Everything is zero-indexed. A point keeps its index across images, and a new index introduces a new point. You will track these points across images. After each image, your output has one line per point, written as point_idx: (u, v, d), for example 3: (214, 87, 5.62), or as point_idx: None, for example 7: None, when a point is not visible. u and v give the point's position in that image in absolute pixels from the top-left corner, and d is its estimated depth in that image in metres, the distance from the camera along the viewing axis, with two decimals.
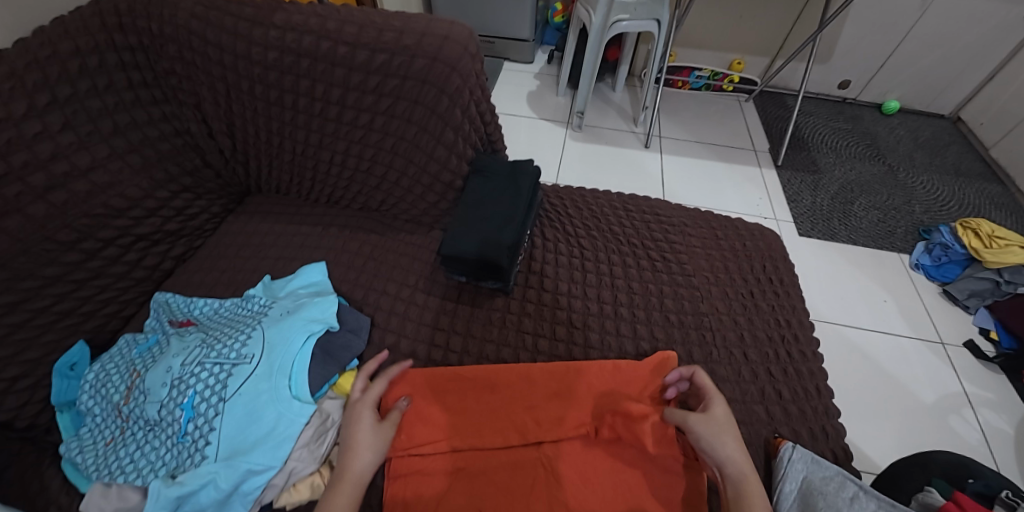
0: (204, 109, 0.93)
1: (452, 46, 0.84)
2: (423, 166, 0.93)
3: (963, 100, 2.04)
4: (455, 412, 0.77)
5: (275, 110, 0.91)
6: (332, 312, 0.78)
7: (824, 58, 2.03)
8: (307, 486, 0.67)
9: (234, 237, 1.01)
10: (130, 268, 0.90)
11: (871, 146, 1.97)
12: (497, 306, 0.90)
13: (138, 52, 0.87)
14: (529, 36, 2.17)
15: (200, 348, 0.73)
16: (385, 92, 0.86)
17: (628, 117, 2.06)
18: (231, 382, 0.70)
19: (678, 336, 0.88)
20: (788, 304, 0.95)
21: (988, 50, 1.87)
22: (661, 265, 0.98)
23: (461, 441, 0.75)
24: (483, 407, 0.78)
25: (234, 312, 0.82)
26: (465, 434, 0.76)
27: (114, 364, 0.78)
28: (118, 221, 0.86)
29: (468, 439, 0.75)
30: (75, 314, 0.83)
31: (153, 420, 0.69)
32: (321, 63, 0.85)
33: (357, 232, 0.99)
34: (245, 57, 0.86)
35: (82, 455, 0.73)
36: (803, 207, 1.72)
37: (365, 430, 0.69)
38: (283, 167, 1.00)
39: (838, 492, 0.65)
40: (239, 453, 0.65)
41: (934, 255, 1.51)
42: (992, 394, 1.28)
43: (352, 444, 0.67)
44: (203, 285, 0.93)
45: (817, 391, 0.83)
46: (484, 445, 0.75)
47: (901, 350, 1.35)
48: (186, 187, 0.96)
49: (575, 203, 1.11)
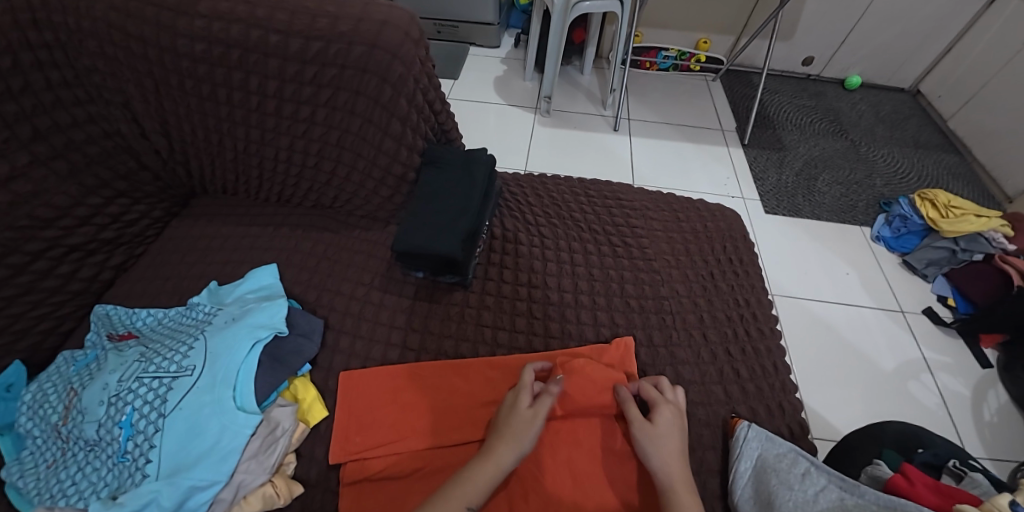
0: (134, 107, 0.88)
1: (391, 31, 0.80)
2: (372, 159, 0.89)
3: (921, 73, 2.08)
4: (432, 410, 0.76)
5: (210, 105, 0.87)
6: (280, 317, 0.76)
7: (787, 35, 2.03)
8: (258, 498, 0.64)
9: (179, 242, 0.97)
10: (65, 281, 0.85)
11: (835, 121, 1.99)
12: (455, 300, 0.88)
13: (55, 49, 0.82)
14: (494, 19, 2.13)
15: (138, 362, 0.69)
16: (324, 83, 0.82)
17: (596, 100, 2.04)
18: (171, 396, 0.67)
19: (639, 321, 0.87)
20: (748, 283, 0.96)
21: (943, 22, 1.90)
22: (622, 250, 0.97)
23: (438, 438, 0.73)
24: (452, 401, 0.76)
25: (178, 322, 0.78)
26: (442, 431, 0.74)
27: (51, 383, 0.74)
28: (47, 231, 0.81)
29: (445, 435, 0.73)
30: (7, 333, 0.78)
31: (92, 440, 0.66)
32: (253, 54, 0.80)
33: (310, 230, 0.96)
34: (171, 50, 0.81)
35: (23, 480, 0.69)
36: (768, 185, 1.74)
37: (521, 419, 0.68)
38: (226, 166, 0.95)
39: (791, 468, 0.65)
40: (182, 469, 0.63)
41: (894, 227, 1.55)
42: (950, 358, 1.32)
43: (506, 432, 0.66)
44: (146, 294, 0.89)
45: (775, 368, 0.84)
46: (463, 440, 0.73)
47: (863, 320, 1.38)
48: (121, 192, 0.92)
49: (535, 191, 1.09)
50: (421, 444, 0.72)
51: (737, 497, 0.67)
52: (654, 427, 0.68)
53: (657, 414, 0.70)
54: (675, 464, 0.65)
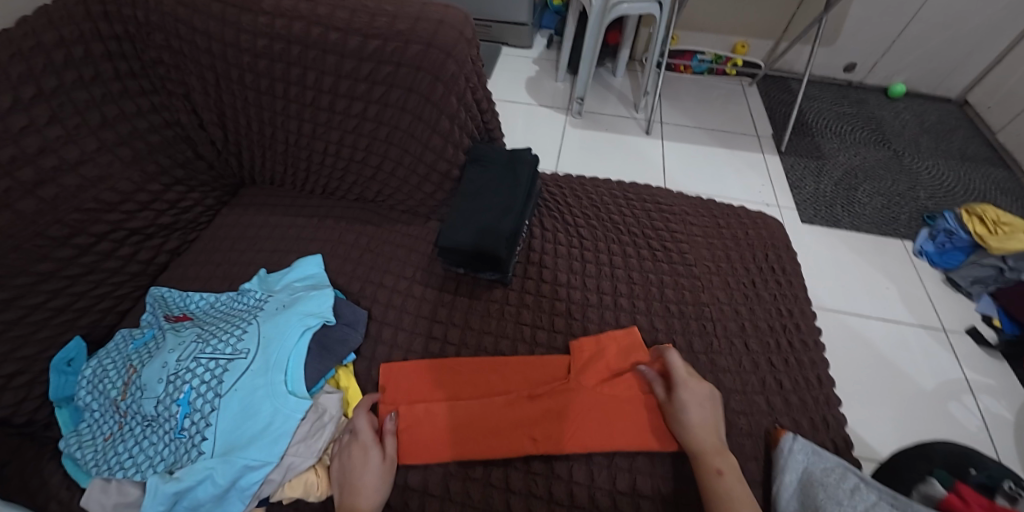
0: (194, 98, 0.92)
1: (446, 30, 0.82)
2: (419, 155, 0.91)
3: (970, 83, 2.01)
4: (453, 422, 0.74)
5: (267, 99, 0.89)
6: (328, 306, 0.78)
7: (829, 40, 1.99)
8: (301, 483, 0.66)
9: (229, 230, 1.00)
10: (125, 263, 0.89)
11: (877, 131, 1.94)
12: (495, 297, 0.89)
13: (124, 41, 0.86)
14: (526, 20, 2.13)
15: (195, 343, 0.72)
16: (378, 80, 0.84)
17: (629, 103, 2.03)
18: (227, 377, 0.69)
19: (679, 327, 0.87)
20: (790, 293, 0.94)
21: (997, 32, 1.83)
22: (661, 254, 0.96)
23: (463, 452, 0.72)
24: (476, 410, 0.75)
25: (230, 306, 0.81)
26: (464, 441, 0.73)
27: (110, 359, 0.78)
28: (111, 215, 0.85)
29: (469, 448, 0.72)
30: (70, 310, 0.82)
31: (150, 416, 0.69)
32: (312, 50, 0.83)
33: (353, 223, 0.98)
34: (233, 44, 0.84)
35: (81, 451, 0.73)
36: (806, 194, 1.70)
37: (371, 470, 0.66)
38: (276, 157, 0.98)
39: (839, 483, 0.63)
40: (235, 449, 0.65)
41: (938, 241, 1.50)
42: (993, 381, 1.27)
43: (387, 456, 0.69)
44: (198, 279, 0.92)
45: (819, 381, 0.83)
46: (485, 455, 0.72)
47: (902, 336, 1.34)
48: (178, 179, 0.95)
49: (574, 191, 1.10)
50: (445, 457, 0.72)
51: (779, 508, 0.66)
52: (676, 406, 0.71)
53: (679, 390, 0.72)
54: (706, 438, 0.68)
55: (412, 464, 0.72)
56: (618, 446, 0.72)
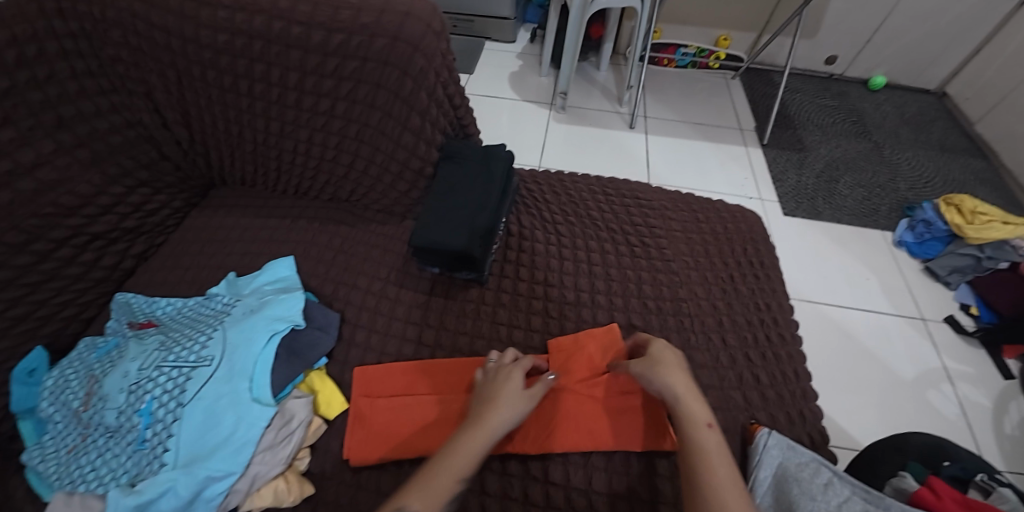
0: (156, 97, 0.89)
1: (413, 23, 0.80)
2: (391, 153, 0.89)
3: (948, 75, 2.02)
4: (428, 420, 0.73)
5: (231, 97, 0.87)
6: (297, 310, 0.76)
7: (810, 33, 1.99)
8: (271, 493, 0.65)
9: (198, 232, 0.97)
10: (88, 269, 0.87)
11: (857, 122, 1.95)
12: (470, 297, 0.88)
13: (81, 39, 0.83)
14: (509, 14, 2.11)
15: (158, 351, 0.70)
16: (344, 75, 0.82)
17: (612, 97, 2.02)
18: (190, 386, 0.67)
19: (657, 323, 0.86)
20: (769, 287, 0.94)
21: (973, 23, 1.85)
22: (639, 250, 0.95)
23: (439, 449, 0.71)
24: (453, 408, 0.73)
25: (197, 312, 0.79)
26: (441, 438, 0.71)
27: (73, 369, 0.75)
28: (70, 219, 0.83)
29: (446, 446, 0.71)
30: (31, 319, 0.80)
31: (112, 427, 0.67)
32: (275, 45, 0.80)
33: (326, 224, 0.96)
34: (194, 40, 0.81)
35: (44, 464, 0.70)
36: (788, 186, 1.71)
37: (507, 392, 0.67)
38: (245, 157, 0.96)
39: (813, 479, 0.64)
40: (198, 459, 0.63)
41: (917, 232, 1.51)
42: (971, 368, 1.29)
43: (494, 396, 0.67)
44: (166, 284, 0.90)
45: (796, 374, 0.83)
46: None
47: (882, 326, 1.35)
48: (143, 181, 0.93)
49: (553, 188, 1.08)
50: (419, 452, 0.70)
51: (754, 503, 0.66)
52: (652, 361, 0.68)
53: (651, 348, 0.71)
54: (681, 382, 0.65)
55: (385, 469, 0.71)
56: (598, 441, 0.71)
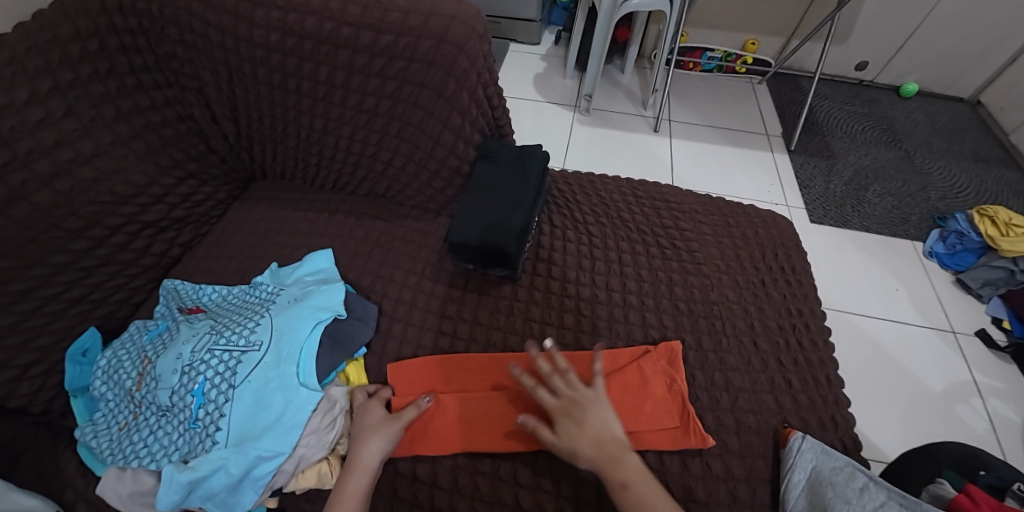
0: (207, 93, 0.93)
1: (459, 26, 0.82)
2: (429, 151, 0.91)
3: (985, 83, 1.98)
4: (463, 415, 0.75)
5: (279, 94, 0.90)
6: (339, 300, 0.78)
7: (842, 38, 1.97)
8: (315, 474, 0.67)
9: (240, 223, 1.01)
10: (138, 255, 0.91)
11: (888, 130, 1.92)
12: (503, 293, 0.89)
13: (139, 36, 0.87)
14: (536, 16, 2.12)
15: (209, 335, 0.73)
16: (390, 75, 0.84)
17: (638, 100, 2.02)
18: (240, 369, 0.70)
19: (688, 325, 0.86)
20: (800, 292, 0.94)
21: (1013, 30, 1.81)
22: (670, 253, 0.96)
23: (475, 445, 0.73)
24: (489, 407, 0.76)
25: (242, 299, 0.82)
26: (477, 436, 0.73)
27: (125, 350, 0.79)
28: (125, 208, 0.87)
29: (482, 443, 0.73)
30: (85, 301, 0.84)
31: (165, 406, 0.70)
32: (325, 46, 0.83)
33: (364, 218, 0.99)
34: (247, 39, 0.85)
35: (97, 440, 0.74)
36: (815, 193, 1.69)
37: (372, 420, 0.70)
38: (287, 152, 0.99)
39: (848, 483, 0.65)
40: (248, 439, 0.66)
41: (948, 243, 1.49)
42: (1002, 384, 1.26)
43: (361, 431, 0.69)
44: (210, 272, 0.93)
45: (828, 380, 0.82)
46: (498, 449, 0.73)
47: (911, 338, 1.33)
48: (191, 173, 0.97)
49: (583, 188, 1.10)
50: (453, 449, 0.73)
51: (788, 506, 0.66)
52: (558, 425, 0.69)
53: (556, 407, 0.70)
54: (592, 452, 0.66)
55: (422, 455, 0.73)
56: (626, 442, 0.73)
